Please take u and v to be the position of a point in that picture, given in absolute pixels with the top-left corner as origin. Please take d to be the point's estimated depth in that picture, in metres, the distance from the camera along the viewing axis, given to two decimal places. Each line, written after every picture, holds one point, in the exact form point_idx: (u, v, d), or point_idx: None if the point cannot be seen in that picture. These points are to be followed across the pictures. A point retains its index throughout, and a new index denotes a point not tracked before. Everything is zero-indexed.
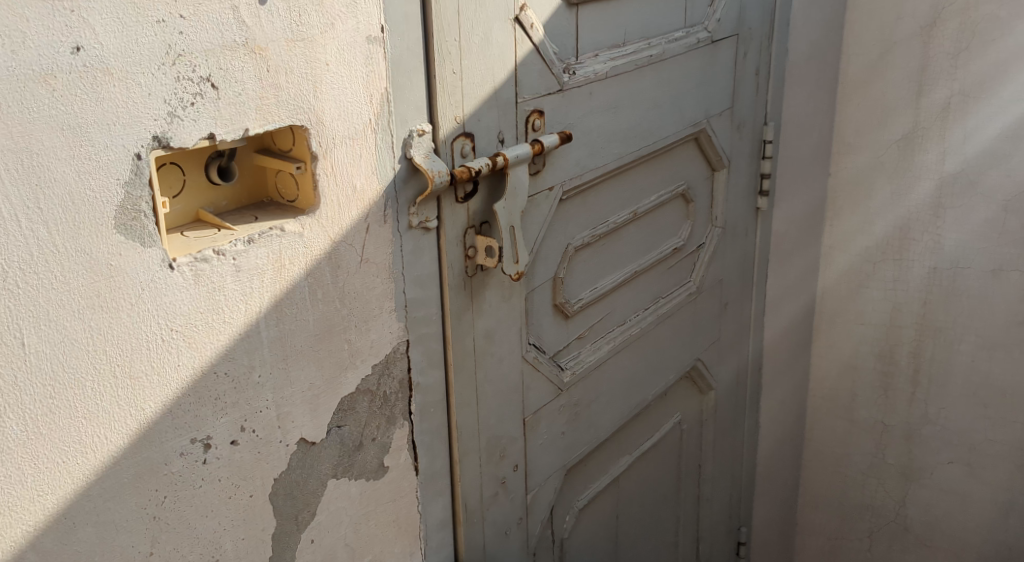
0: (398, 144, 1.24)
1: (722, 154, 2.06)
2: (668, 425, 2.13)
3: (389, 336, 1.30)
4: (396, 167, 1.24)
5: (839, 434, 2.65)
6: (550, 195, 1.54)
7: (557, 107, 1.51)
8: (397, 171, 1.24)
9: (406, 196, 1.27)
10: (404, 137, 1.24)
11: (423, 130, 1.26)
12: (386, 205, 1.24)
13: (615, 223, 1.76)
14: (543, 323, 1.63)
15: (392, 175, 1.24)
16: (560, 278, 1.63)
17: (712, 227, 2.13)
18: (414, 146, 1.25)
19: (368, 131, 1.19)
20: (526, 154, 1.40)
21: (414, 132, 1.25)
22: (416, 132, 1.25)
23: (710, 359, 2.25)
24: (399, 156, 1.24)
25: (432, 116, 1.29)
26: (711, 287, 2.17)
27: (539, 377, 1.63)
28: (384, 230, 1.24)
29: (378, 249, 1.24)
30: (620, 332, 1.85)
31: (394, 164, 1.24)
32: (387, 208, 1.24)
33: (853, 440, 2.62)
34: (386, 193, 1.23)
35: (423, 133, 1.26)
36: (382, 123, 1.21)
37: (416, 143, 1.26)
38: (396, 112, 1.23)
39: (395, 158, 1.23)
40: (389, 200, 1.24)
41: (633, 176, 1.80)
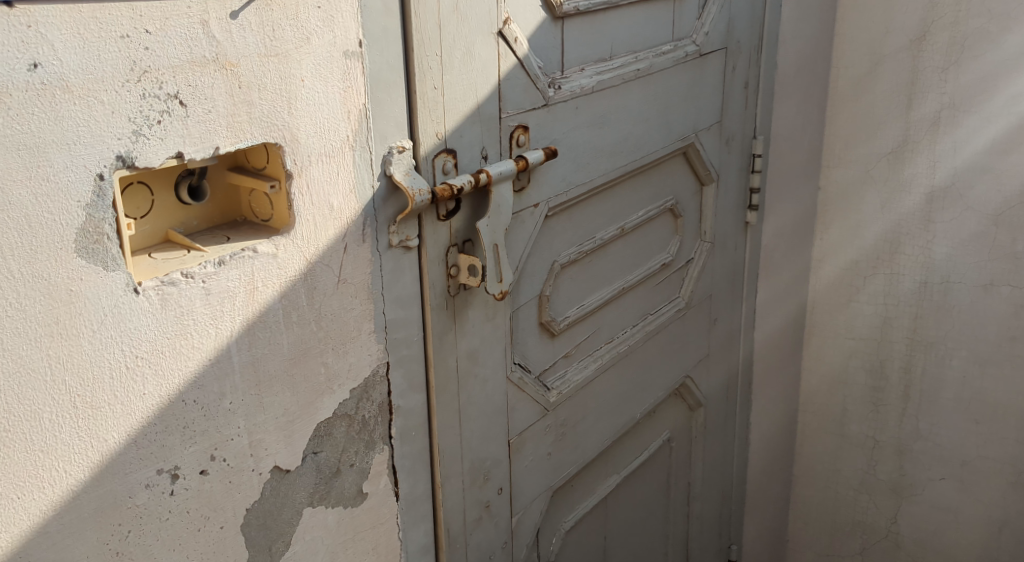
0: (377, 162, 1.21)
1: (711, 168, 2.03)
2: (657, 443, 2.09)
3: (368, 359, 1.26)
4: (375, 185, 1.21)
5: (830, 449, 2.62)
6: (535, 211, 1.50)
7: (543, 121, 1.48)
8: (376, 189, 1.21)
9: (385, 214, 1.24)
10: (383, 153, 1.22)
11: (403, 147, 1.23)
12: (364, 224, 1.21)
13: (602, 239, 1.72)
14: (528, 342, 1.59)
15: (370, 192, 1.21)
16: (546, 295, 1.59)
17: (701, 242, 2.10)
18: (394, 163, 1.22)
19: (345, 148, 1.16)
20: (509, 170, 1.37)
21: (394, 149, 1.22)
22: (396, 148, 1.22)
23: (699, 375, 2.21)
24: (378, 172, 1.21)
25: (413, 132, 1.26)
26: (699, 302, 2.14)
27: (524, 398, 1.59)
28: (362, 249, 1.21)
29: (355, 270, 1.21)
30: (607, 350, 1.81)
31: (373, 182, 1.21)
32: (365, 227, 1.21)
33: (844, 456, 2.59)
34: (364, 212, 1.20)
35: (402, 150, 1.23)
36: (359, 139, 1.18)
37: (395, 160, 1.23)
38: (375, 129, 1.20)
39: (374, 174, 1.21)
40: (368, 219, 1.21)
41: (620, 192, 1.77)
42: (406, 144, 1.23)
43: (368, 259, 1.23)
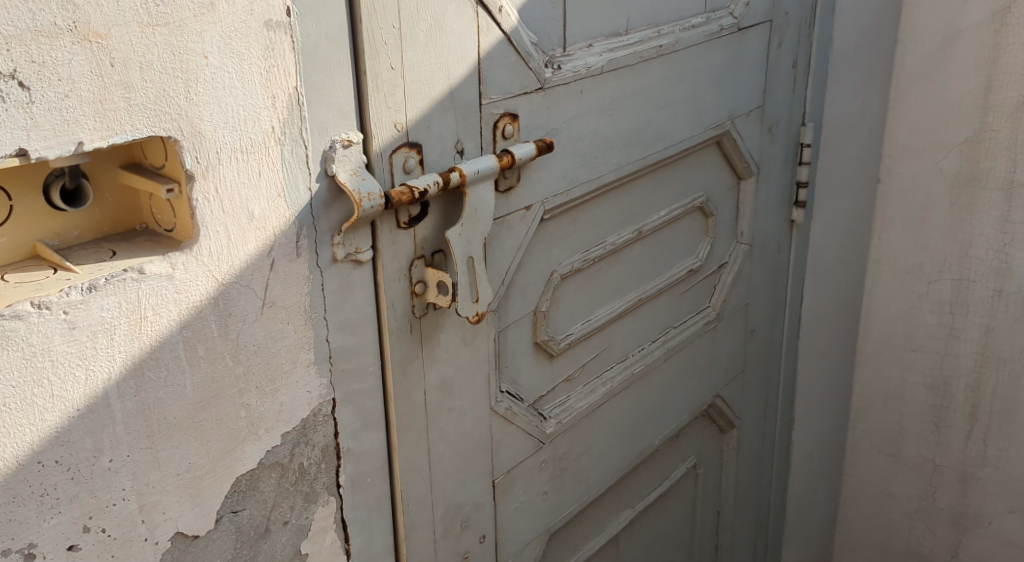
0: (315, 159, 0.98)
1: (750, 160, 1.77)
2: (681, 470, 1.86)
3: (307, 397, 1.04)
4: (313, 188, 0.99)
5: (882, 471, 2.34)
6: (526, 215, 1.27)
7: (538, 107, 1.23)
8: (314, 192, 0.99)
9: (327, 221, 1.01)
10: (323, 147, 0.99)
11: (350, 140, 1.00)
12: (297, 236, 0.98)
13: (613, 244, 1.48)
14: (519, 366, 1.37)
15: (306, 195, 0.98)
16: (542, 311, 1.37)
17: (737, 243, 1.85)
18: (337, 160, 1.00)
19: (270, 141, 0.94)
20: (489, 168, 1.14)
21: (337, 143, 0.99)
22: (340, 142, 0.99)
23: (732, 393, 1.96)
24: (316, 171, 0.98)
25: (363, 122, 1.03)
26: (734, 312, 1.89)
27: (514, 431, 1.36)
28: (295, 265, 0.99)
29: (287, 291, 0.99)
30: (618, 370, 1.58)
31: (309, 183, 0.98)
32: (299, 239, 0.98)
33: (898, 479, 2.32)
34: (297, 219, 0.98)
35: (349, 144, 1.00)
36: (288, 130, 0.95)
37: (338, 156, 1.00)
38: (312, 118, 0.97)
39: (311, 173, 0.98)
40: (303, 229, 0.99)
41: (637, 189, 1.52)
42: (354, 137, 1.01)
43: (305, 278, 1.00)
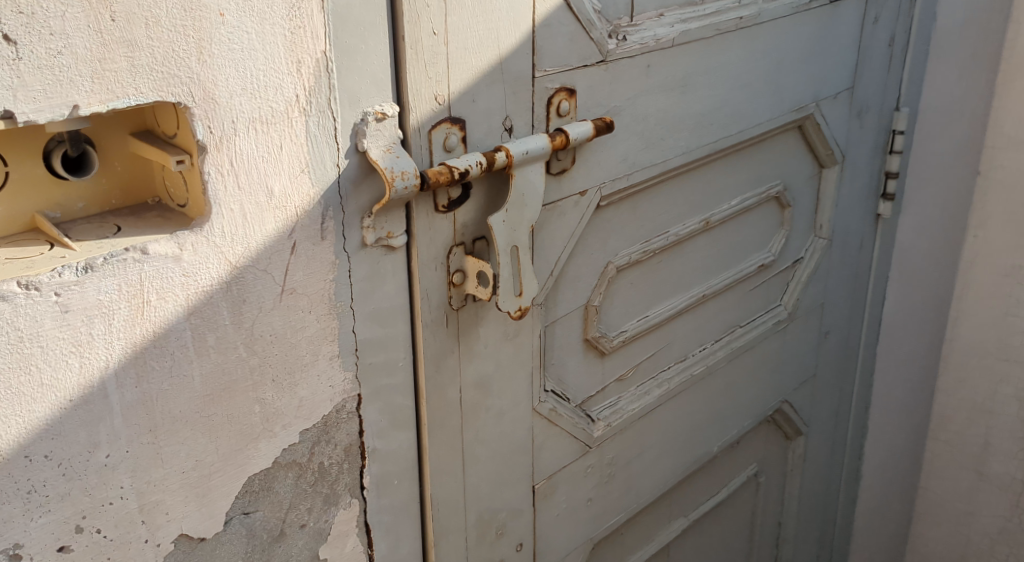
0: (344, 133, 0.89)
1: (834, 147, 1.63)
2: (740, 478, 1.76)
3: (329, 392, 0.95)
4: (342, 164, 0.89)
5: (963, 486, 2.16)
6: (581, 201, 1.16)
7: (599, 82, 1.12)
8: (342, 169, 0.89)
9: (356, 202, 0.92)
10: (353, 119, 0.89)
11: (384, 112, 0.90)
12: (322, 217, 0.89)
13: (677, 235, 1.37)
14: (567, 363, 1.28)
15: (333, 171, 0.89)
16: (594, 305, 1.27)
17: (815, 238, 1.72)
18: (368, 135, 0.90)
19: (294, 111, 0.84)
20: (540, 149, 1.03)
21: (369, 115, 0.90)
22: (372, 115, 0.90)
23: (801, 398, 1.85)
24: (345, 146, 0.89)
25: (400, 93, 0.93)
26: (807, 312, 1.76)
27: (558, 433, 1.27)
28: (319, 249, 0.90)
29: (309, 276, 0.90)
30: (676, 371, 1.48)
31: (337, 158, 0.89)
32: (324, 221, 0.90)
33: (981, 497, 2.13)
34: (323, 199, 0.89)
35: (383, 117, 0.91)
36: (315, 100, 0.86)
37: (370, 130, 0.90)
38: (342, 88, 0.87)
39: (339, 148, 0.89)
40: (328, 209, 0.90)
41: (707, 176, 1.40)
42: (389, 110, 0.91)
43: (330, 262, 0.91)
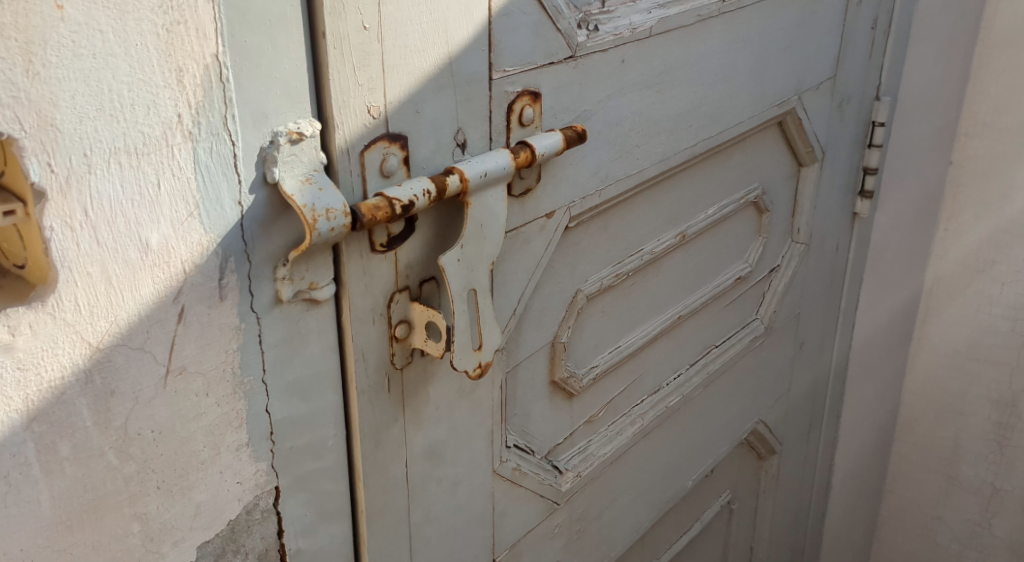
0: (247, 160, 0.67)
1: (815, 143, 1.45)
2: (713, 509, 1.60)
3: (237, 491, 0.74)
4: (245, 201, 0.67)
5: (931, 490, 2.01)
6: (547, 225, 0.96)
7: (567, 81, 0.92)
8: (246, 207, 0.67)
9: (266, 248, 0.70)
10: (257, 143, 0.67)
11: (300, 132, 0.68)
12: (221, 269, 0.67)
13: (652, 253, 1.17)
14: (531, 411, 1.08)
15: (233, 212, 0.67)
16: (563, 342, 1.07)
17: (792, 243, 1.54)
18: (279, 161, 0.68)
19: (175, 136, 0.62)
20: (501, 169, 0.83)
21: (281, 136, 0.68)
22: (285, 137, 0.68)
23: (776, 416, 1.69)
24: (250, 177, 0.67)
25: (321, 105, 0.71)
26: (785, 324, 1.59)
27: (522, 495, 1.09)
28: (216, 314, 0.68)
29: (205, 350, 0.68)
30: (650, 405, 1.29)
31: (239, 194, 0.67)
32: (223, 274, 0.67)
33: (951, 501, 1.98)
34: (221, 248, 0.67)
35: (300, 138, 0.69)
36: (203, 119, 0.63)
37: (282, 157, 0.68)
38: (243, 102, 0.65)
39: (241, 181, 0.67)
40: (229, 260, 0.68)
41: (683, 183, 1.21)
42: (308, 130, 0.69)
43: (231, 328, 0.69)
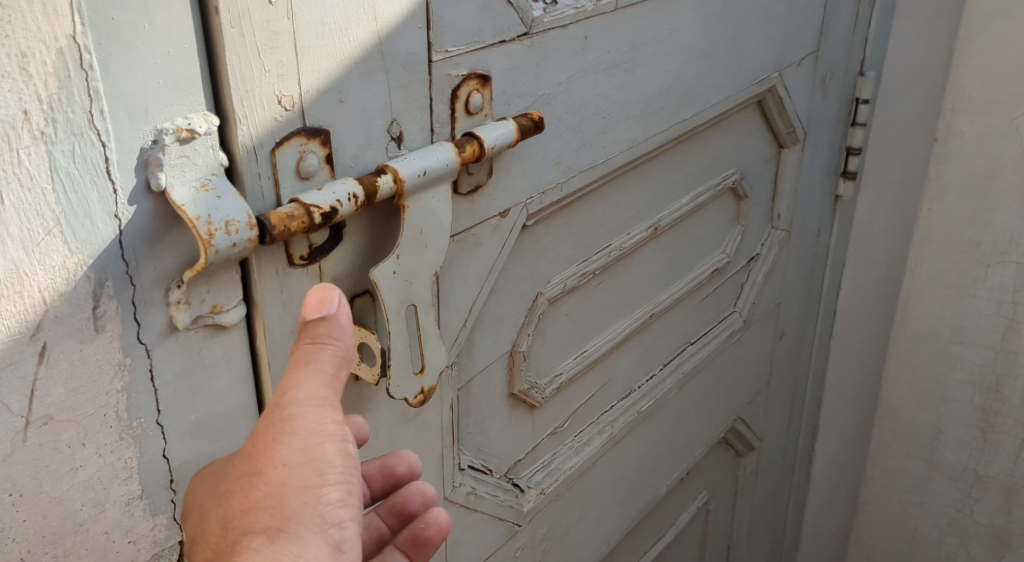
0: (122, 166, 0.56)
1: (796, 123, 1.34)
2: (689, 513, 1.51)
3: (130, 550, 0.64)
4: (124, 213, 0.57)
5: (911, 476, 1.84)
6: (501, 226, 0.85)
7: (521, 63, 0.80)
8: (126, 221, 0.57)
9: (154, 268, 0.59)
10: (136, 143, 0.56)
11: (190, 129, 0.57)
12: (94, 297, 0.57)
13: (620, 249, 1.07)
14: (488, 428, 0.98)
15: (109, 227, 0.56)
16: (522, 351, 0.96)
17: (771, 230, 1.44)
18: (163, 164, 0.57)
19: (23, 136, 0.52)
20: (444, 166, 0.71)
21: (168, 133, 0.57)
22: (171, 135, 0.57)
23: (754, 412, 1.60)
24: (128, 185, 0.56)
25: (219, 96, 0.60)
26: (763, 316, 1.49)
27: (478, 520, 0.99)
28: (90, 350, 0.58)
29: (77, 393, 0.58)
30: (620, 411, 1.19)
31: (115, 206, 0.56)
32: (97, 302, 0.57)
33: (930, 487, 1.81)
34: (94, 271, 0.56)
35: (190, 136, 0.57)
36: (59, 116, 0.53)
37: (169, 160, 0.57)
38: (112, 94, 0.54)
39: (116, 191, 0.56)
40: (105, 285, 0.57)
41: (655, 170, 1.10)
42: (201, 127, 0.58)
43: (112, 365, 0.59)
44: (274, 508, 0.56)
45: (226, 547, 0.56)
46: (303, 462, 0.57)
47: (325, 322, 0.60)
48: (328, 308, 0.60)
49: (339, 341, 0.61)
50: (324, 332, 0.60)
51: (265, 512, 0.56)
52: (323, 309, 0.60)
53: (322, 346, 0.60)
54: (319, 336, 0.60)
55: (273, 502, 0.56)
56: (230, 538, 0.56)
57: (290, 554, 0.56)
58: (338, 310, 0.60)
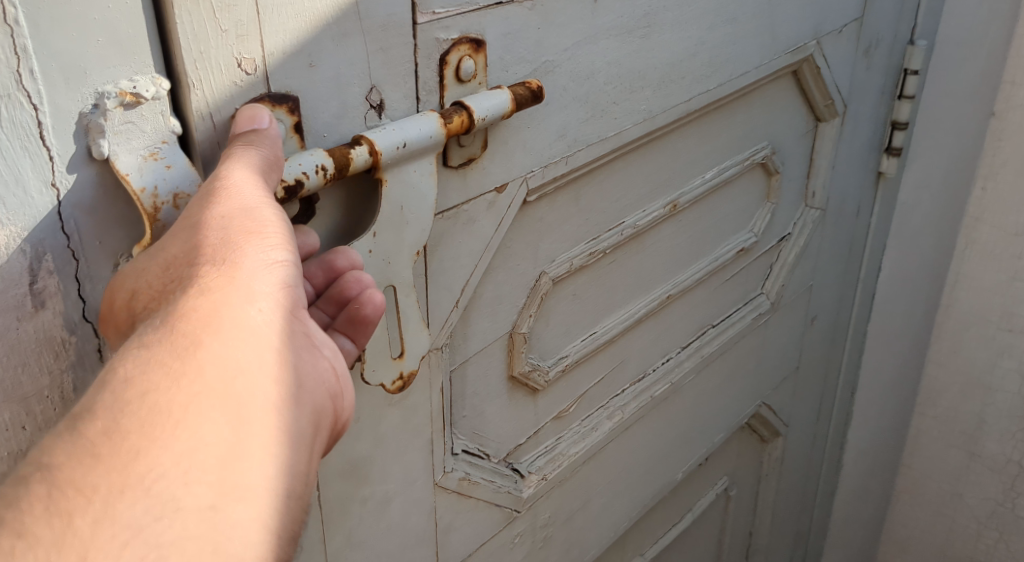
0: (59, 134, 0.53)
1: (834, 95, 1.26)
2: (708, 499, 1.46)
3: None
4: (62, 183, 0.54)
5: (950, 467, 1.75)
6: (497, 201, 0.80)
7: (521, 27, 0.75)
8: (64, 191, 0.54)
9: (98, 241, 0.57)
10: (74, 108, 0.53)
11: (134, 93, 0.54)
12: (31, 272, 0.55)
13: (634, 227, 1.01)
14: (486, 412, 0.93)
15: (46, 198, 0.54)
16: (522, 333, 0.91)
17: (806, 209, 1.37)
18: (105, 130, 0.54)
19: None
20: (427, 136, 0.66)
21: (111, 96, 0.54)
22: (115, 100, 0.54)
23: (782, 397, 1.54)
24: (66, 151, 0.54)
25: (170, 57, 0.56)
26: (794, 298, 1.43)
27: (472, 506, 0.95)
28: (28, 326, 0.56)
29: (15, 373, 0.56)
30: (632, 395, 1.14)
31: (52, 174, 0.54)
32: (35, 278, 0.55)
33: (970, 479, 1.72)
34: (30, 245, 0.54)
35: (134, 100, 0.54)
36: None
37: (113, 127, 0.54)
38: (45, 55, 0.51)
39: (53, 158, 0.53)
40: (43, 259, 0.55)
41: (676, 142, 1.04)
42: (148, 91, 0.55)
43: (55, 344, 0.57)
44: (219, 245, 0.52)
45: (168, 286, 0.51)
46: (245, 208, 0.54)
47: (255, 132, 0.57)
48: (259, 122, 0.58)
49: (270, 149, 0.58)
50: (253, 137, 0.57)
51: (212, 245, 0.52)
52: (254, 122, 0.57)
53: (251, 144, 0.57)
54: (248, 139, 0.57)
55: (220, 239, 0.52)
56: (173, 279, 0.51)
57: (246, 281, 0.51)
58: (269, 127, 0.58)
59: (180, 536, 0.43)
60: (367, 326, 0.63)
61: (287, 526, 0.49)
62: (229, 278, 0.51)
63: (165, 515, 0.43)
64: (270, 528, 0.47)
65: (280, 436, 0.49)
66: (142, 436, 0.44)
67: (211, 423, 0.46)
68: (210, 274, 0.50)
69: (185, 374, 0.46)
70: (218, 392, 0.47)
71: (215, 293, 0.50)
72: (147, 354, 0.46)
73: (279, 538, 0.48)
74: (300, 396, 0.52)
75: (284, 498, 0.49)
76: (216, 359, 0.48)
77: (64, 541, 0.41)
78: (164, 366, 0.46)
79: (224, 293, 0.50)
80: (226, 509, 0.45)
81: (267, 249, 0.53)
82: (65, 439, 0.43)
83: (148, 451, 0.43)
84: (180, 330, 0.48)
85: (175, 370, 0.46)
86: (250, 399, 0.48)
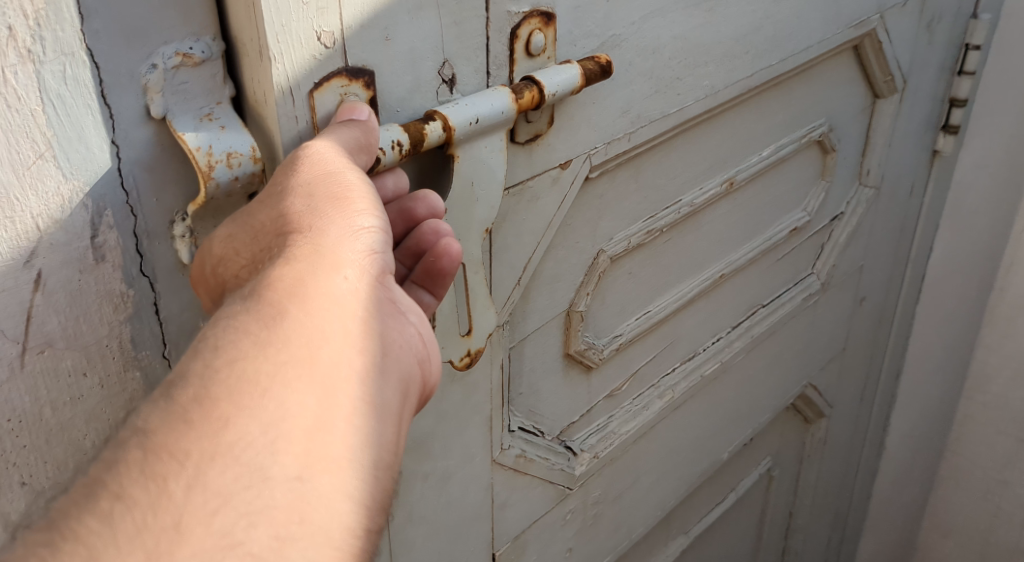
0: (120, 93, 0.58)
1: (894, 71, 1.23)
2: (751, 479, 1.45)
3: None
4: (122, 141, 0.59)
5: (997, 454, 1.72)
6: (562, 178, 0.79)
7: (591, 1, 0.74)
8: (122, 149, 0.59)
9: (155, 199, 0.61)
10: (135, 68, 0.58)
11: (190, 55, 0.59)
12: (92, 226, 0.59)
13: (692, 205, 1.00)
14: (542, 389, 0.93)
15: (107, 154, 0.59)
16: (580, 311, 0.91)
17: (860, 187, 1.35)
18: (161, 88, 0.59)
19: (9, 55, 0.54)
20: (499, 113, 0.65)
21: (167, 57, 0.58)
22: (171, 59, 0.58)
23: (828, 378, 1.52)
24: (125, 110, 0.58)
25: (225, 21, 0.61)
26: (844, 278, 1.41)
27: (528, 484, 0.94)
28: (90, 278, 0.60)
29: (77, 323, 0.61)
30: (682, 374, 1.13)
31: (112, 133, 0.59)
32: (96, 232, 0.60)
33: (1015, 466, 1.69)
34: (92, 200, 0.59)
35: (189, 61, 0.59)
36: (48, 31, 0.55)
37: (169, 85, 0.59)
38: (105, 18, 0.56)
39: (112, 117, 0.58)
40: (104, 214, 0.60)
41: (737, 119, 1.02)
42: (201, 52, 0.59)
43: (115, 297, 0.62)
44: (304, 216, 0.53)
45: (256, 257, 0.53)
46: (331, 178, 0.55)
47: (353, 124, 0.58)
48: (358, 114, 0.58)
49: (365, 133, 0.58)
50: (349, 122, 0.58)
51: (299, 214, 0.54)
52: (352, 114, 0.58)
53: (346, 129, 0.58)
54: (344, 124, 0.58)
55: (305, 211, 0.54)
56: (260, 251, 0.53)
57: (330, 251, 0.53)
58: (369, 119, 0.59)
59: (268, 504, 0.46)
60: (444, 278, 0.63)
61: (375, 494, 0.50)
62: (314, 247, 0.53)
63: (251, 482, 0.46)
64: (354, 497, 0.49)
65: (365, 405, 0.51)
66: (231, 403, 0.46)
67: (295, 395, 0.48)
68: (295, 244, 0.52)
69: (272, 343, 0.49)
70: (303, 360, 0.49)
71: (299, 264, 0.52)
72: (237, 324, 0.49)
73: (365, 507, 0.50)
74: (386, 364, 0.53)
75: (369, 469, 0.50)
76: (299, 331, 0.50)
77: (158, 505, 0.44)
78: (252, 335, 0.49)
79: (308, 264, 0.52)
80: (311, 480, 0.47)
81: (352, 218, 0.54)
82: (158, 405, 0.46)
83: (235, 420, 0.46)
84: (267, 299, 0.50)
85: (262, 341, 0.49)
86: (333, 376, 0.50)
